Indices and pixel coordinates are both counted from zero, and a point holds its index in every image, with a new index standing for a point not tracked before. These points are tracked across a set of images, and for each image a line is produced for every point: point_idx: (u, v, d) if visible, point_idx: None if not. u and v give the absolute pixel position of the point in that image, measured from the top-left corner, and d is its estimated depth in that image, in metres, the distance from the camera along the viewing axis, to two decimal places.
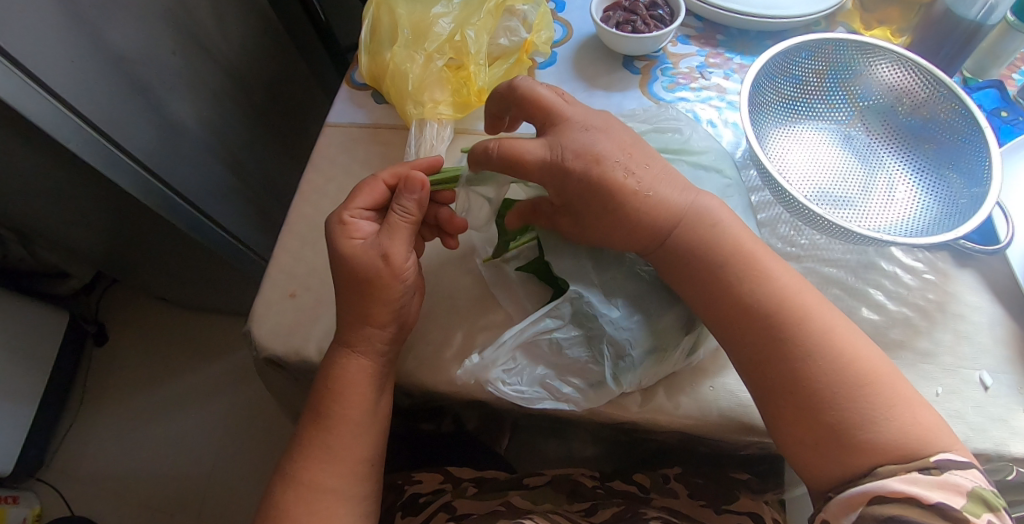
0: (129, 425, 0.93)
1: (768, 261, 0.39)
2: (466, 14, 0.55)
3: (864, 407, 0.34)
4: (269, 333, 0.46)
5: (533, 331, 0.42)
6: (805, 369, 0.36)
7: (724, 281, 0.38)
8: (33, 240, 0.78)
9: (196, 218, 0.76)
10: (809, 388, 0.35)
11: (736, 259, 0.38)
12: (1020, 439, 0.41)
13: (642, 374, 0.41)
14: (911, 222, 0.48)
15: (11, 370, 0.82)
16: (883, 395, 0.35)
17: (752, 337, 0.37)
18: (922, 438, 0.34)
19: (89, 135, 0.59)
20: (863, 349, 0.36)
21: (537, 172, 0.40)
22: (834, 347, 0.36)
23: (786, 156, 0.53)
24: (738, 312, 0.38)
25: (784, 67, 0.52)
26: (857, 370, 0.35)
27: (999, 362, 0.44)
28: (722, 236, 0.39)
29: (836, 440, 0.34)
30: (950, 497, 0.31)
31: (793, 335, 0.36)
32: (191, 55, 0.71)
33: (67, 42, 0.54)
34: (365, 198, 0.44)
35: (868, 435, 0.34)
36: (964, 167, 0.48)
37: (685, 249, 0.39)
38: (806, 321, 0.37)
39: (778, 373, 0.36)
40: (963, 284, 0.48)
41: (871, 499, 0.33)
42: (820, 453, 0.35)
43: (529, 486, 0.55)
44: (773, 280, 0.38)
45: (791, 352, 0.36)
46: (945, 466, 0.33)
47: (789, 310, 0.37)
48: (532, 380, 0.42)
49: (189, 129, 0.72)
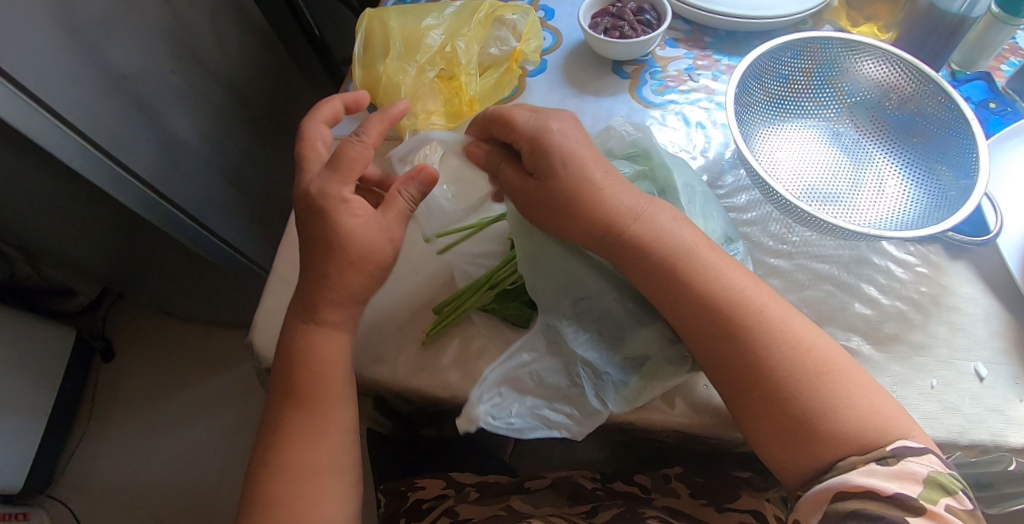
0: (137, 439, 0.94)
1: (721, 266, 0.39)
2: (457, 26, 0.57)
3: (825, 398, 0.36)
4: (270, 343, 0.47)
5: (512, 364, 0.43)
6: (764, 368, 0.37)
7: (681, 286, 0.39)
8: (39, 258, 0.79)
9: (199, 233, 0.77)
10: (773, 383, 0.36)
11: (691, 263, 0.39)
12: (1017, 429, 0.41)
13: (630, 394, 0.42)
14: (902, 216, 0.49)
15: (20, 386, 0.83)
16: (838, 386, 0.36)
17: (712, 339, 0.38)
18: (883, 425, 0.35)
19: (90, 153, 0.60)
20: (817, 341, 0.38)
21: (520, 134, 0.42)
22: (789, 342, 0.37)
23: (776, 155, 0.53)
24: (697, 319, 0.38)
25: (770, 66, 0.52)
26: (813, 360, 0.37)
27: (994, 353, 0.44)
28: (671, 237, 0.40)
29: (802, 433, 0.35)
30: (907, 486, 0.32)
31: (752, 329, 0.37)
32: (191, 71, 0.72)
33: (67, 63, 0.56)
34: (358, 170, 0.42)
35: (830, 425, 0.35)
36: (954, 160, 0.48)
37: (641, 252, 0.40)
38: (759, 321, 0.38)
39: (740, 371, 0.37)
40: (956, 276, 0.48)
41: (833, 495, 0.33)
42: (790, 451, 0.36)
43: (530, 489, 0.55)
44: (726, 285, 0.39)
45: (747, 353, 0.37)
46: (902, 455, 0.33)
47: (746, 305, 0.38)
48: (519, 411, 0.42)
49: (190, 145, 0.73)
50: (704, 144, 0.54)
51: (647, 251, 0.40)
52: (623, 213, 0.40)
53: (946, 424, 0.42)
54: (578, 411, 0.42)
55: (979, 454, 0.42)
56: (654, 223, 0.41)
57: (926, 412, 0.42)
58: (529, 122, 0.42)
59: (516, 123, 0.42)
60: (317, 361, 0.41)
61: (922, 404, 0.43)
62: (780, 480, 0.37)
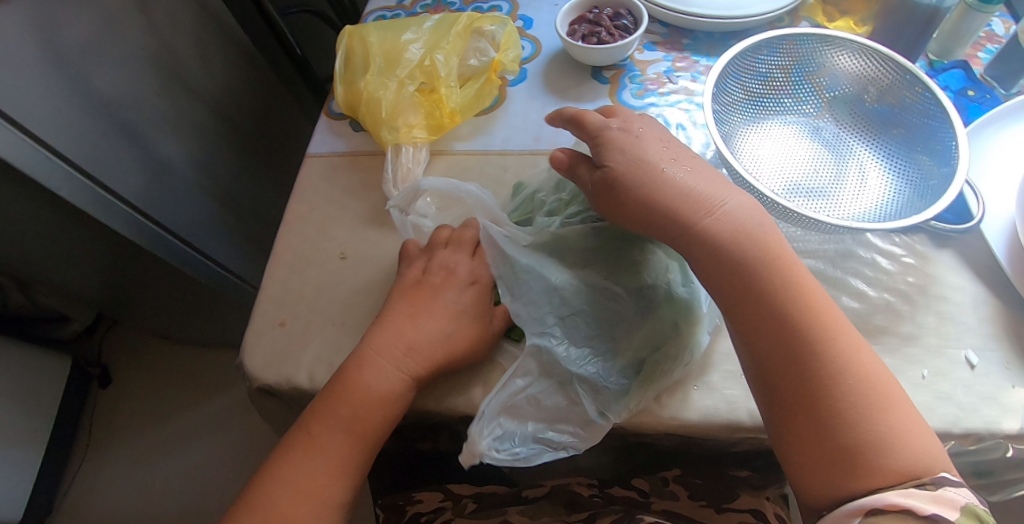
0: (136, 463, 0.93)
1: (800, 279, 0.38)
2: (436, 39, 0.58)
3: (882, 431, 0.34)
4: (260, 363, 0.47)
5: (510, 393, 0.42)
6: (824, 385, 0.35)
7: (751, 291, 0.38)
8: (33, 286, 0.79)
9: (191, 255, 0.77)
10: (832, 402, 0.35)
11: (769, 269, 0.38)
12: (1011, 415, 0.41)
13: (629, 405, 0.42)
14: (886, 208, 0.49)
15: (18, 415, 0.83)
16: (895, 420, 0.35)
17: (778, 348, 0.37)
18: (931, 467, 0.33)
19: (79, 180, 0.60)
20: (881, 371, 0.36)
21: (587, 133, 0.45)
22: (856, 365, 0.36)
23: (757, 152, 0.53)
24: (765, 325, 0.37)
25: (748, 64, 0.52)
26: (878, 393, 0.35)
27: (985, 339, 0.44)
28: (751, 253, 0.39)
29: (846, 459, 0.34)
30: (944, 509, 0.32)
31: (824, 349, 0.36)
32: (177, 95, 0.73)
33: (51, 92, 0.56)
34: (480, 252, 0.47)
35: (883, 460, 0.33)
36: (934, 149, 0.48)
37: (711, 255, 0.39)
38: (830, 339, 0.36)
39: (802, 384, 0.36)
40: (943, 265, 0.48)
41: (866, 513, 0.32)
42: (829, 473, 0.34)
43: (529, 498, 0.56)
44: (801, 296, 0.38)
45: (811, 367, 0.36)
46: (941, 483, 0.33)
47: (820, 326, 0.37)
48: (523, 441, 0.41)
49: (178, 168, 0.74)
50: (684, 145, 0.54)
51: (719, 255, 0.39)
52: (688, 205, 0.40)
53: (939, 414, 0.42)
54: (576, 427, 0.42)
55: (975, 443, 0.42)
56: (732, 224, 0.39)
57: (919, 403, 0.42)
58: (596, 124, 0.45)
59: (590, 126, 0.45)
60: (375, 392, 0.41)
61: (915, 395, 0.42)
62: (803, 500, 0.36)
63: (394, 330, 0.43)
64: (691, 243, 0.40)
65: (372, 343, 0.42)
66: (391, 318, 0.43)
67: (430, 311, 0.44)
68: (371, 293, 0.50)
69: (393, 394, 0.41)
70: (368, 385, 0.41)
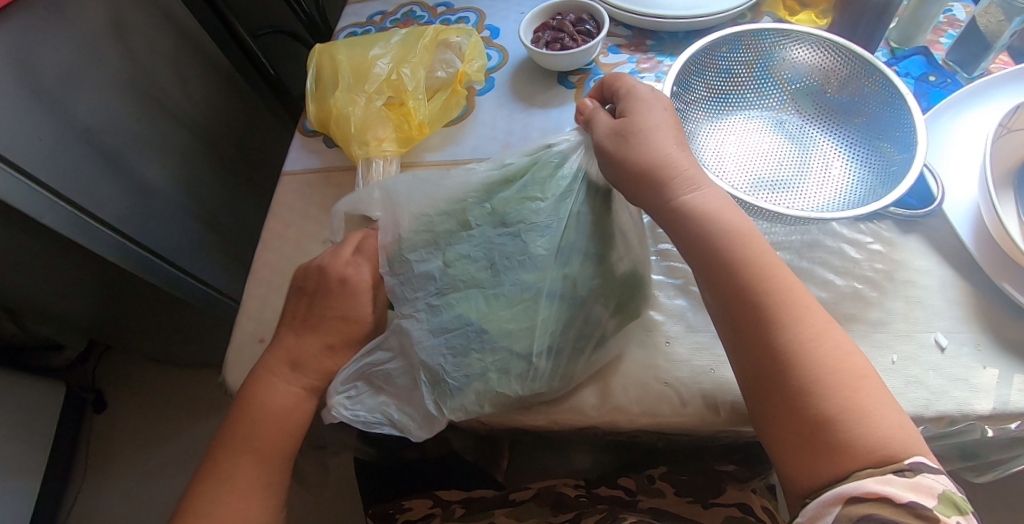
0: (135, 484, 0.94)
1: (775, 259, 0.39)
2: (403, 53, 0.59)
3: (857, 404, 0.34)
4: (241, 379, 0.48)
5: (367, 362, 0.42)
6: (798, 364, 0.36)
7: (727, 270, 0.38)
8: (23, 314, 0.80)
9: (178, 276, 0.78)
10: (807, 377, 0.35)
11: (744, 248, 0.39)
12: (982, 396, 0.41)
13: (467, 400, 0.40)
14: (849, 196, 0.49)
15: (17, 442, 0.84)
16: (870, 398, 0.35)
17: (755, 328, 0.37)
18: (907, 441, 0.34)
19: (63, 209, 0.62)
20: (854, 351, 0.37)
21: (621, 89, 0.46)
22: (830, 343, 0.36)
23: (722, 149, 0.53)
24: (741, 306, 0.38)
25: (709, 62, 0.53)
26: (850, 367, 0.36)
27: (954, 321, 0.45)
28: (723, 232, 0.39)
29: (823, 435, 0.34)
30: (922, 497, 0.32)
31: (796, 324, 0.36)
32: (158, 120, 0.74)
33: (32, 123, 0.58)
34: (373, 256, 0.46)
35: (861, 432, 0.34)
36: (895, 136, 0.49)
37: (695, 233, 0.40)
38: (804, 318, 0.37)
39: (780, 361, 0.36)
40: (909, 251, 0.48)
41: (846, 501, 0.32)
42: (811, 451, 0.34)
43: (516, 501, 0.57)
44: (777, 276, 0.38)
45: (784, 345, 0.36)
46: (919, 469, 0.33)
47: (793, 304, 0.37)
48: (370, 406, 0.41)
49: (162, 191, 0.75)
50: None
51: (697, 234, 0.40)
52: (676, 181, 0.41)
53: (909, 398, 0.42)
54: (415, 413, 0.41)
55: (948, 426, 0.42)
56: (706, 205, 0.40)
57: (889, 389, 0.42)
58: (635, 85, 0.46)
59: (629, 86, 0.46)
60: (277, 412, 0.42)
61: (885, 380, 0.43)
62: (787, 487, 0.36)
63: (288, 346, 0.44)
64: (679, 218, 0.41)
65: (269, 364, 0.43)
66: (284, 335, 0.44)
67: (317, 327, 0.44)
68: None
69: (294, 407, 0.43)
70: (269, 403, 0.42)
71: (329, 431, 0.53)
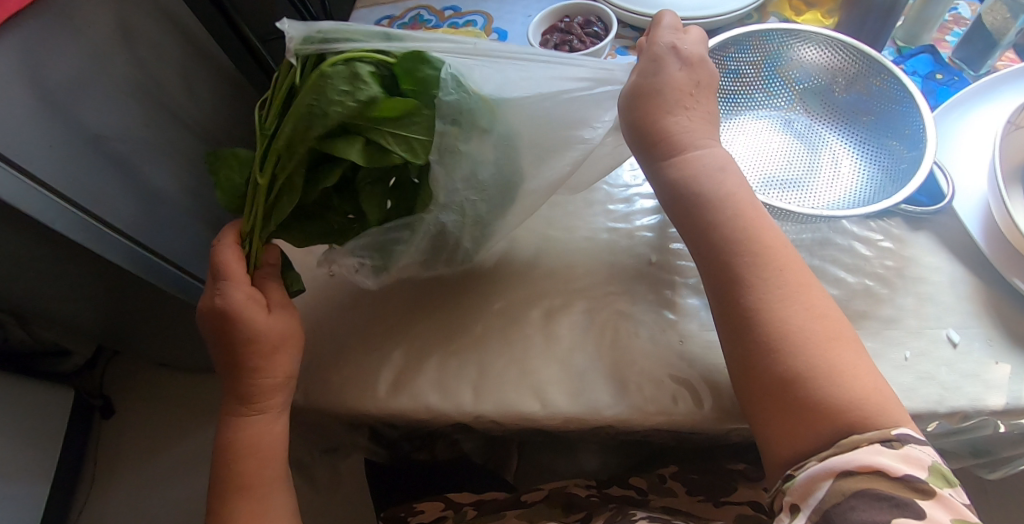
0: (142, 490, 0.94)
1: (756, 219, 0.40)
2: None
3: (828, 363, 0.35)
4: None
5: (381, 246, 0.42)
6: (773, 318, 0.36)
7: (708, 231, 0.39)
8: (31, 319, 0.80)
9: (185, 281, 0.79)
10: (779, 334, 0.36)
11: (723, 209, 0.40)
12: (995, 391, 0.42)
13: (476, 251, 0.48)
14: (859, 194, 0.50)
15: (26, 448, 0.84)
16: (843, 357, 0.36)
17: (735, 285, 0.38)
18: (879, 401, 0.35)
19: (73, 214, 0.62)
20: (830, 312, 0.37)
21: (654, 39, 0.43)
22: (806, 303, 0.37)
23: (731, 149, 0.54)
24: (721, 263, 0.39)
25: (718, 62, 0.53)
26: (823, 326, 0.36)
27: (965, 317, 0.45)
28: (703, 195, 0.40)
29: (795, 394, 0.35)
30: (914, 469, 0.32)
31: (770, 282, 0.37)
32: (166, 125, 0.74)
33: (43, 129, 0.58)
34: (237, 269, 0.41)
35: (832, 390, 0.35)
36: (903, 134, 0.49)
37: (680, 192, 0.41)
38: (778, 279, 0.37)
39: (754, 322, 0.37)
40: (920, 247, 0.48)
41: (838, 474, 0.33)
42: (787, 411, 0.35)
43: (527, 502, 0.56)
44: (756, 237, 0.39)
45: (757, 304, 0.37)
46: (906, 440, 0.33)
47: (770, 266, 0.38)
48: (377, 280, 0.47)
49: (169, 196, 0.75)
50: None
51: (681, 195, 0.41)
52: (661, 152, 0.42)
53: (923, 395, 0.42)
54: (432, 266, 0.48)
55: (961, 421, 0.42)
56: (690, 166, 0.41)
57: (902, 385, 0.42)
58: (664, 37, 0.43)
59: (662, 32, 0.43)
60: (266, 444, 0.43)
61: (898, 377, 0.43)
62: (767, 448, 0.37)
63: (241, 386, 0.42)
64: (672, 177, 0.41)
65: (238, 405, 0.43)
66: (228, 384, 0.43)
67: (245, 364, 0.42)
68: (359, 308, 0.51)
69: (265, 434, 0.43)
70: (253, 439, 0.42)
71: (340, 432, 0.53)
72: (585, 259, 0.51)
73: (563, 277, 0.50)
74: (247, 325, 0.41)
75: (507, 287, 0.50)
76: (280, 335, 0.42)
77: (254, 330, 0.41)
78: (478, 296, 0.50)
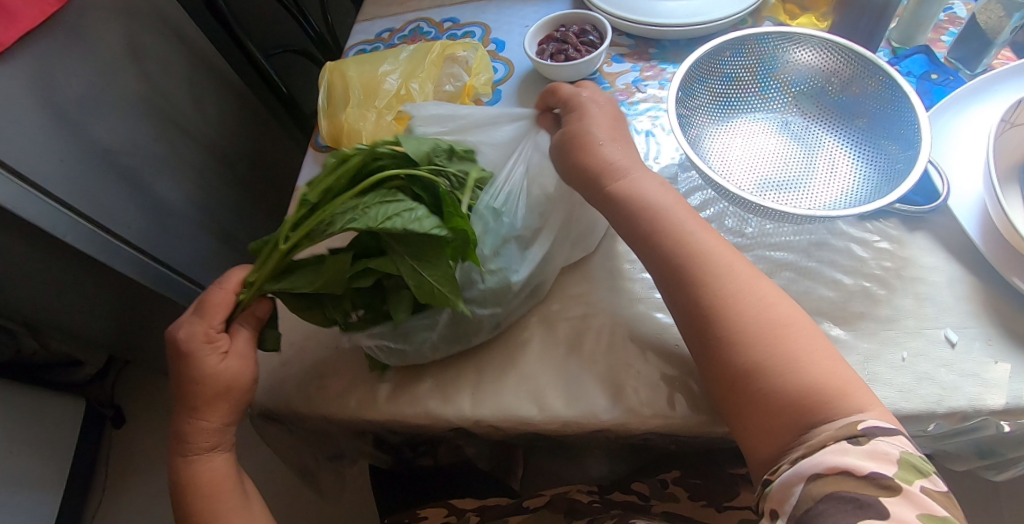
0: (152, 497, 0.95)
1: (696, 228, 0.42)
2: (412, 69, 0.60)
3: (781, 353, 0.37)
4: (260, 391, 0.49)
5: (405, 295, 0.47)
6: (723, 319, 0.38)
7: (657, 240, 0.42)
8: (43, 331, 0.82)
9: (192, 291, 0.80)
10: (728, 330, 0.38)
11: (664, 220, 0.42)
12: (995, 390, 0.41)
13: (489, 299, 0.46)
14: (855, 194, 0.50)
15: (38, 455, 0.85)
16: (793, 346, 0.37)
17: (685, 288, 0.40)
18: (841, 390, 0.35)
19: (83, 226, 0.63)
20: (780, 302, 0.39)
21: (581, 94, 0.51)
22: (753, 298, 0.39)
23: (727, 152, 0.54)
24: (671, 272, 0.41)
25: (713, 68, 0.54)
26: (775, 315, 0.38)
27: (963, 317, 0.45)
28: (647, 207, 0.43)
29: (753, 389, 0.37)
30: (882, 465, 0.32)
31: (712, 284, 0.39)
32: (173, 138, 0.76)
33: (54, 144, 0.59)
34: (218, 313, 0.43)
35: (791, 379, 0.36)
36: (897, 134, 0.49)
37: (629, 210, 0.44)
38: (722, 277, 0.39)
39: (708, 322, 0.39)
40: (918, 247, 0.48)
41: (808, 479, 0.33)
42: (749, 411, 0.37)
43: (530, 508, 0.57)
44: (698, 244, 0.41)
45: (709, 305, 0.39)
46: (873, 434, 0.34)
47: (716, 267, 0.40)
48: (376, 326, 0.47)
49: (175, 208, 0.77)
50: (655, 151, 0.56)
51: (629, 213, 0.44)
52: (611, 170, 0.45)
53: (921, 395, 0.42)
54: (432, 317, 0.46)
55: (961, 422, 0.42)
56: (635, 190, 0.44)
57: (901, 385, 0.42)
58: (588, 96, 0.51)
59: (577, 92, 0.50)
60: (204, 482, 0.42)
61: (895, 377, 0.43)
62: (747, 450, 0.38)
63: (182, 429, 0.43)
64: (619, 198, 0.44)
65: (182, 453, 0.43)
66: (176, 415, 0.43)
67: (194, 402, 0.42)
68: None
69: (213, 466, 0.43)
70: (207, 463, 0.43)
71: (344, 439, 0.53)
72: (583, 266, 0.51)
73: (560, 281, 0.51)
74: (196, 367, 0.42)
75: None
76: (225, 383, 0.42)
77: (205, 372, 0.42)
78: None
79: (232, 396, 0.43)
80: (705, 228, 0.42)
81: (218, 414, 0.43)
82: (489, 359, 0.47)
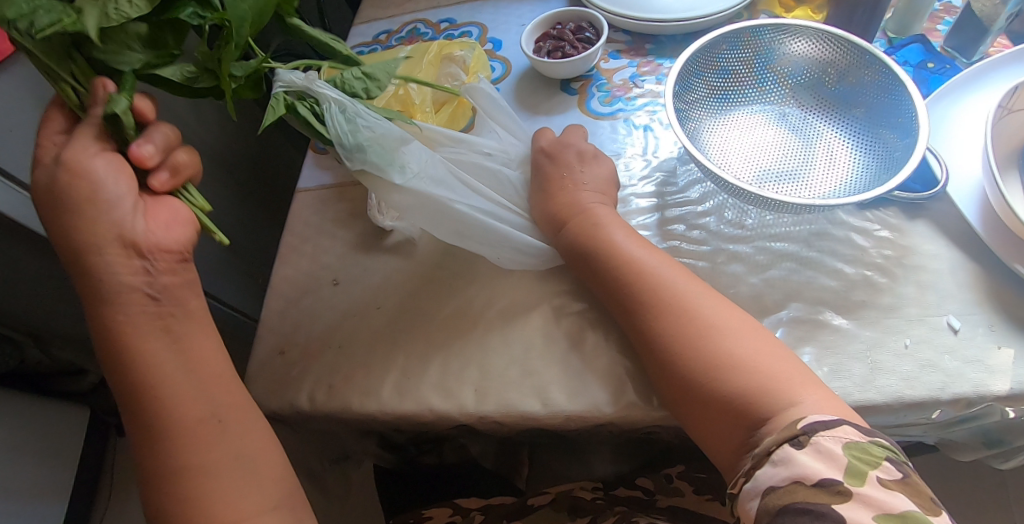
0: None
1: (631, 248, 0.45)
2: (410, 69, 0.61)
3: (712, 358, 0.39)
4: (263, 392, 0.48)
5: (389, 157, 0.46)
6: (655, 335, 0.41)
7: (595, 266, 0.46)
8: (47, 339, 0.82)
9: None
10: (665, 343, 0.40)
11: (597, 246, 0.46)
12: (998, 377, 0.41)
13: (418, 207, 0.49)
14: (854, 183, 0.50)
15: (43, 463, 0.85)
16: (721, 351, 0.39)
17: (627, 308, 0.43)
18: (776, 386, 0.36)
19: None
20: (708, 308, 0.41)
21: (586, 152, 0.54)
22: (680, 310, 0.41)
23: (726, 144, 0.54)
24: (611, 296, 0.44)
25: (710, 61, 0.54)
26: (698, 321, 0.40)
27: (966, 304, 0.45)
28: (588, 237, 0.47)
29: (698, 399, 0.38)
30: (832, 469, 0.32)
31: (644, 302, 0.42)
32: None
33: None
34: (54, 125, 0.39)
35: (724, 382, 0.38)
36: (896, 123, 0.49)
37: (572, 242, 0.47)
38: (655, 293, 0.42)
39: (646, 339, 0.41)
40: (918, 235, 0.49)
41: (762, 491, 0.34)
42: (701, 422, 0.38)
43: (535, 506, 0.56)
44: (630, 264, 0.44)
45: (643, 323, 0.42)
46: (813, 431, 0.34)
47: (646, 285, 0.43)
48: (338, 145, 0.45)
49: None
50: (653, 146, 0.57)
51: (571, 246, 0.47)
52: (571, 209, 0.49)
53: (925, 382, 0.42)
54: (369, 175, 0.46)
55: (966, 409, 0.42)
56: (577, 223, 0.48)
57: (904, 373, 0.42)
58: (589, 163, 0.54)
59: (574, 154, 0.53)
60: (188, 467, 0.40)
61: (898, 365, 0.43)
62: (716, 460, 0.39)
63: (102, 317, 0.37)
64: (569, 231, 0.48)
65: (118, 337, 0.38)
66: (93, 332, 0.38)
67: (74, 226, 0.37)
68: (362, 315, 0.51)
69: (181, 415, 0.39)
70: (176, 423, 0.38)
71: (349, 438, 0.53)
72: None
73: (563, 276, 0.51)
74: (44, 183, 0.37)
75: (507, 290, 0.51)
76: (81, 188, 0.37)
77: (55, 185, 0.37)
78: (480, 302, 0.50)
79: (90, 197, 0.37)
80: (641, 250, 0.45)
81: (87, 229, 0.37)
82: (492, 354, 0.47)
